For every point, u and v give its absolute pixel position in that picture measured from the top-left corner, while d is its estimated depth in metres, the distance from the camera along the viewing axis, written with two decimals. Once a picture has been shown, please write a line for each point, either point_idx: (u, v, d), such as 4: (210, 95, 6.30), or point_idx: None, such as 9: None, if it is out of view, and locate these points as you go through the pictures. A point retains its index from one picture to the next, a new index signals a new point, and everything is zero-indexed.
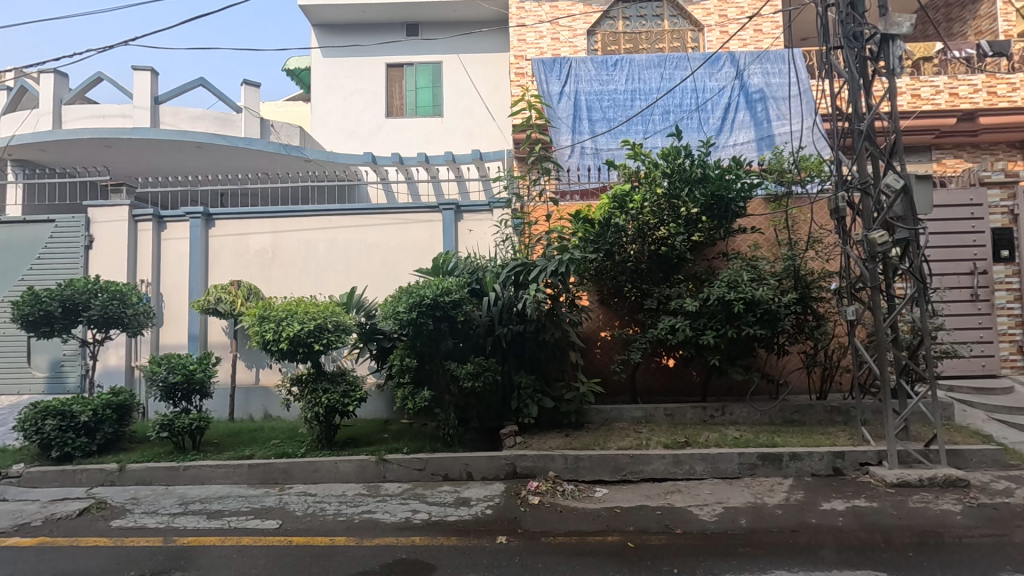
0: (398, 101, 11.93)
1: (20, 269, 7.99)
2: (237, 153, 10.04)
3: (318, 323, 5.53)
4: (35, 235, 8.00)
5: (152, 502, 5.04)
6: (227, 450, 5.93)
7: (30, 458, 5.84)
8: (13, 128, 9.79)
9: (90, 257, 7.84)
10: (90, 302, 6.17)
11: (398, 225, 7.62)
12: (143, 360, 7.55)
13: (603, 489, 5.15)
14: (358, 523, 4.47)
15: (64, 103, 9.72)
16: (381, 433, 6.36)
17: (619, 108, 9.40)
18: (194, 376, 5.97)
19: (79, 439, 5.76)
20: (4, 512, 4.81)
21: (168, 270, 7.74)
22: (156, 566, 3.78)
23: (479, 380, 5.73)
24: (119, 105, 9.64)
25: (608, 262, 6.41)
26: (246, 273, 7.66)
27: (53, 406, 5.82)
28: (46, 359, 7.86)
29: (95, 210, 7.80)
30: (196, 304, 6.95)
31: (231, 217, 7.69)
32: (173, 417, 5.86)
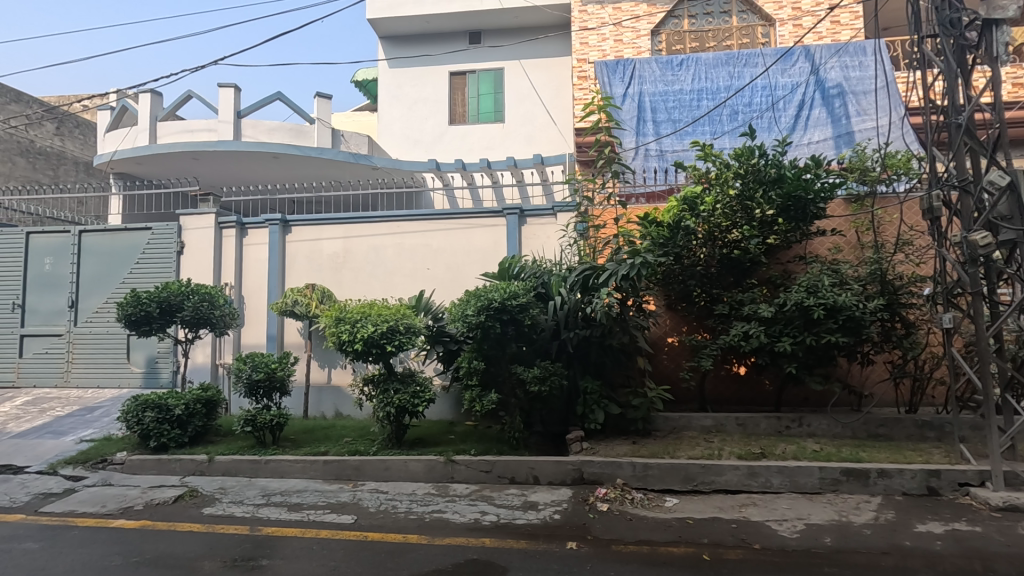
0: (461, 108, 12.14)
1: (121, 273, 8.71)
2: (310, 163, 10.53)
3: (390, 325, 5.73)
4: (135, 242, 8.71)
5: (238, 492, 5.36)
6: (304, 446, 6.22)
7: (131, 447, 6.34)
8: (115, 144, 10.69)
9: (181, 262, 8.45)
10: (184, 303, 6.65)
11: (463, 229, 7.75)
12: (226, 358, 8.03)
13: (673, 499, 5.00)
14: (429, 522, 4.56)
15: (158, 119, 10.53)
16: (448, 434, 6.48)
17: (685, 108, 9.19)
18: (275, 374, 6.32)
19: (173, 430, 6.19)
20: (111, 496, 5.25)
21: (249, 274, 8.20)
22: (244, 553, 4.01)
23: (545, 383, 5.73)
24: (206, 120, 10.33)
25: (676, 266, 6.26)
26: (319, 277, 7.99)
27: (152, 399, 6.29)
28: (143, 356, 8.52)
29: (187, 219, 8.40)
30: (275, 307, 7.31)
31: (306, 223, 8.07)
32: (256, 413, 6.20)
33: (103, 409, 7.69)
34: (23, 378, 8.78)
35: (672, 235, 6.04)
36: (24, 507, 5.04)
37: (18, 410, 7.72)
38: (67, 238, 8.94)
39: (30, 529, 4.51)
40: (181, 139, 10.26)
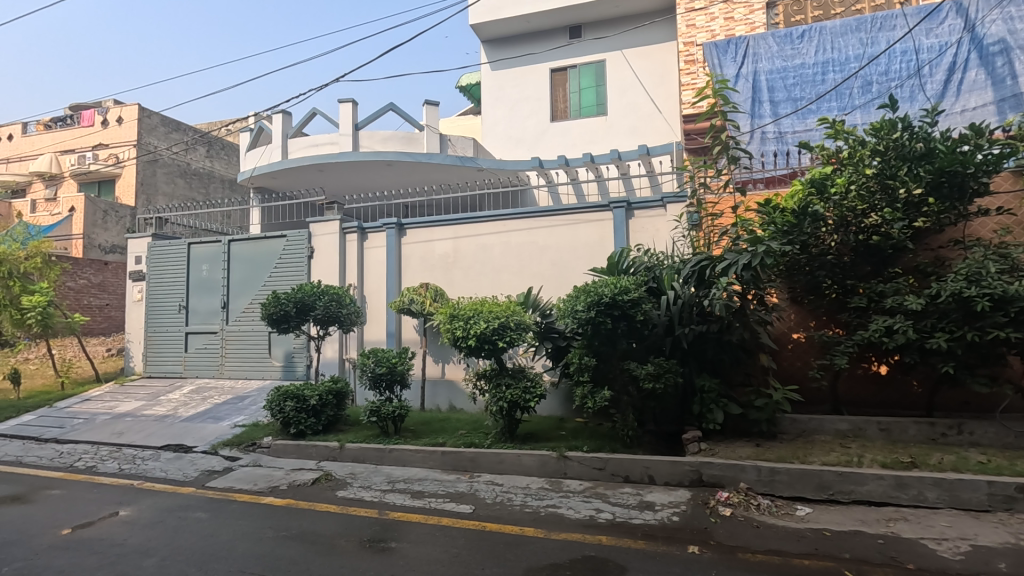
0: (563, 104, 12.10)
1: (263, 277, 9.72)
2: (421, 168, 11.05)
3: (501, 321, 5.84)
4: (272, 249, 9.67)
5: (366, 478, 5.76)
6: (422, 436, 6.54)
7: (275, 432, 7.06)
8: (255, 162, 11.96)
9: (312, 266, 9.26)
10: (316, 303, 7.28)
11: (568, 225, 7.72)
12: (352, 354, 8.69)
13: (806, 508, 4.62)
14: (544, 516, 4.60)
15: (289, 136, 11.61)
16: (559, 430, 6.49)
17: (808, 84, 8.46)
18: (396, 368, 6.72)
19: (309, 419, 6.82)
20: (261, 476, 5.89)
21: (370, 275, 8.79)
22: (374, 535, 4.31)
23: (660, 381, 5.55)
24: (329, 134, 11.20)
25: (803, 255, 5.77)
26: (431, 276, 8.37)
27: (291, 389, 6.95)
28: (282, 351, 9.48)
29: (315, 226, 9.19)
30: (393, 305, 7.74)
31: (419, 225, 8.49)
32: (380, 404, 6.63)
33: (251, 398, 8.65)
34: (188, 370, 10.13)
35: (799, 222, 5.56)
36: (194, 481, 5.81)
37: (186, 397, 8.93)
38: (219, 247, 10.15)
39: (199, 501, 5.19)
40: (309, 153, 11.23)
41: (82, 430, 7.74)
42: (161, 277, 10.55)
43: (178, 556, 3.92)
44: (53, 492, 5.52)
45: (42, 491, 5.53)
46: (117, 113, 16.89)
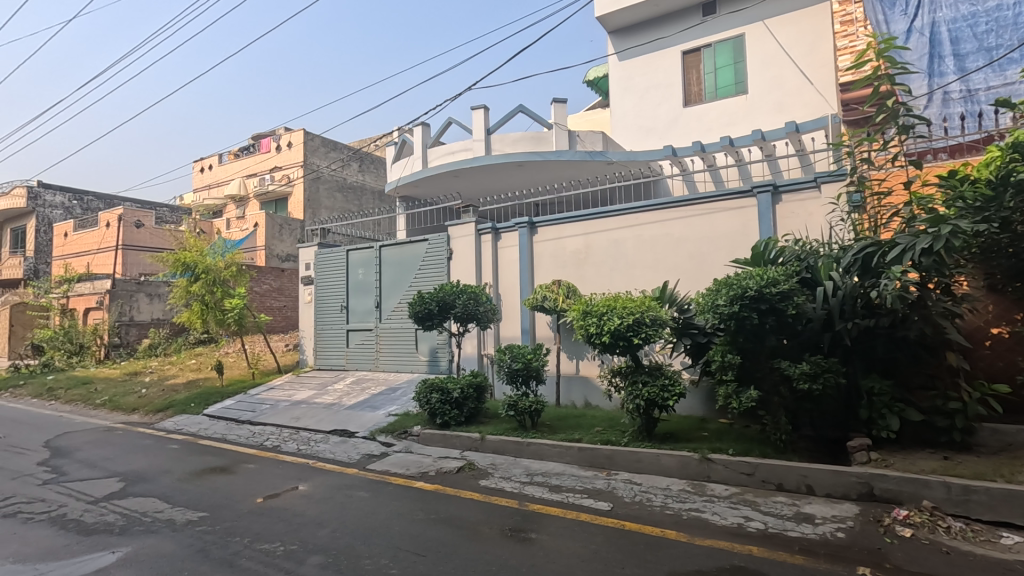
0: (697, 87, 11.44)
1: (409, 278, 10.54)
2: (551, 166, 11.16)
3: (636, 317, 5.69)
4: (416, 252, 10.43)
5: (506, 469, 5.98)
6: (558, 432, 6.62)
7: (423, 422, 7.61)
8: (400, 173, 12.99)
9: (451, 266, 9.81)
10: (455, 302, 7.71)
11: (706, 214, 7.28)
12: (489, 349, 9.06)
13: (1014, 536, 3.86)
14: (687, 520, 4.40)
15: (428, 146, 12.42)
16: (701, 430, 6.17)
17: (1006, 29, 7.14)
18: (531, 363, 6.90)
19: (453, 411, 7.27)
20: (413, 462, 6.40)
21: (504, 274, 9.09)
22: (515, 524, 4.46)
23: (817, 382, 5.02)
24: (463, 141, 11.78)
25: (1003, 235, 4.84)
26: (564, 272, 8.43)
27: (436, 382, 7.45)
28: (427, 346, 10.20)
29: (453, 229, 9.73)
30: (527, 302, 7.82)
31: (550, 223, 8.58)
32: (517, 398, 6.82)
33: (402, 389, 9.43)
34: (350, 363, 11.32)
35: (998, 194, 4.66)
36: (357, 464, 6.49)
37: (348, 387, 10.00)
38: (372, 252, 11.19)
39: (361, 481, 5.78)
40: (446, 160, 11.93)
41: (269, 414, 9.03)
42: (326, 281, 11.93)
43: (346, 530, 4.41)
44: (250, 466, 6.52)
45: (241, 464, 6.56)
46: (288, 138, 19.45)
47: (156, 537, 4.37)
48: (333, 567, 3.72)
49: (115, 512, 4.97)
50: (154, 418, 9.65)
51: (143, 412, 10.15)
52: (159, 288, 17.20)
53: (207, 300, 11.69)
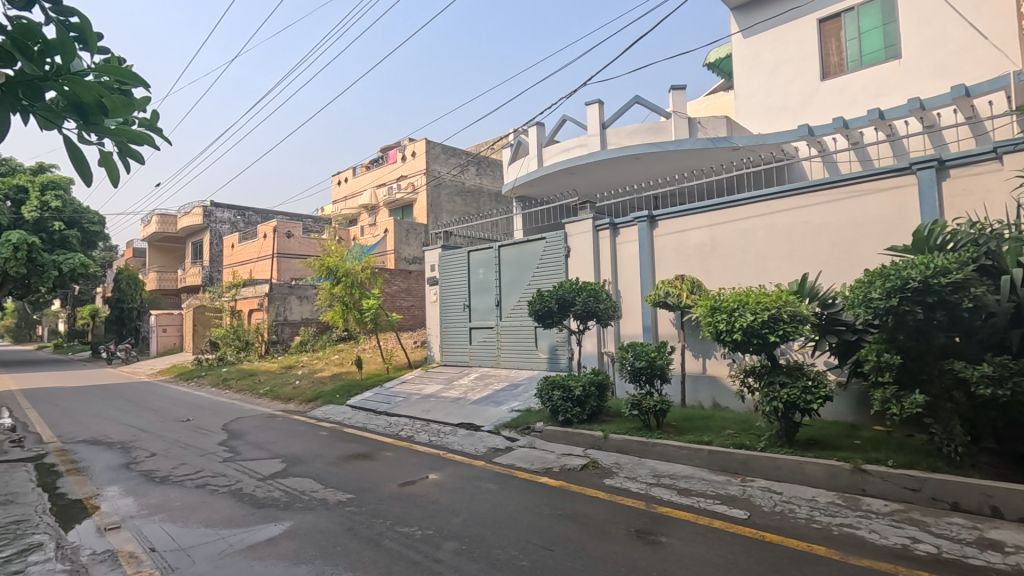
0: (837, 57, 10.32)
1: (528, 277, 10.72)
2: (671, 157, 10.70)
3: (772, 313, 5.28)
4: (535, 251, 10.58)
5: (631, 469, 5.85)
6: (686, 434, 6.33)
7: (545, 419, 7.72)
8: (517, 174, 13.25)
9: (569, 264, 9.83)
10: (575, 299, 7.70)
11: (853, 198, 6.54)
12: (609, 347, 8.95)
13: None
14: (838, 536, 3.99)
15: (543, 146, 12.55)
16: (851, 438, 5.56)
17: None
18: (655, 362, 6.69)
19: (574, 408, 7.28)
20: (536, 457, 6.51)
21: (624, 270, 8.91)
22: (643, 526, 4.35)
23: (1005, 387, 4.30)
24: (579, 137, 11.72)
25: None
26: (687, 267, 8.05)
27: (558, 379, 7.54)
28: (547, 344, 10.31)
29: (570, 226, 9.74)
30: (649, 298, 7.48)
31: (671, 216, 8.25)
32: (641, 397, 6.64)
33: (524, 386, 9.64)
34: (473, 360, 11.79)
35: None
36: (484, 456, 6.75)
37: (472, 382, 10.44)
38: (492, 253, 11.54)
39: (489, 474, 6.00)
40: (562, 158, 11.96)
41: (402, 406, 9.70)
42: (449, 281, 12.52)
43: (477, 519, 4.60)
44: (388, 454, 7.05)
45: (381, 452, 7.12)
46: (412, 148, 20.73)
47: (313, 513, 4.88)
48: (467, 554, 3.90)
49: (280, 489, 5.65)
50: (306, 407, 10.81)
51: (297, 401, 11.42)
52: (307, 291, 19.25)
53: (347, 301, 12.83)
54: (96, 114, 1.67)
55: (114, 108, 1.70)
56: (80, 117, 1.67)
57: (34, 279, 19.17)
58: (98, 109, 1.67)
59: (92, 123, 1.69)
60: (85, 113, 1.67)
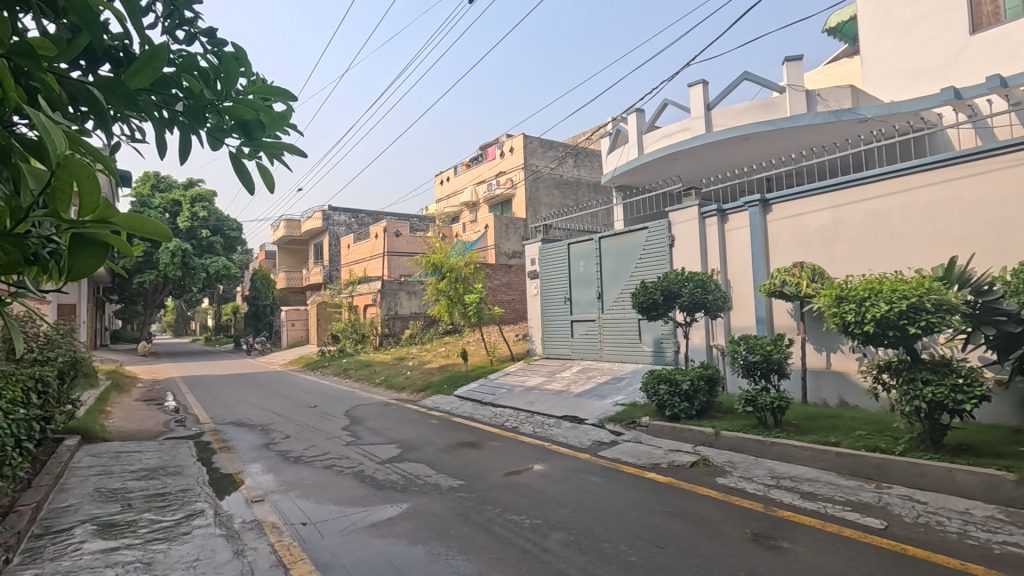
0: (991, 6, 8.90)
1: (630, 268, 10.48)
2: (786, 135, 9.89)
3: (911, 302, 4.71)
4: (637, 241, 10.32)
5: (746, 469, 5.53)
6: (809, 433, 5.87)
7: (651, 414, 7.52)
8: (616, 163, 12.98)
9: (674, 254, 9.48)
10: (682, 290, 7.39)
11: (1014, 167, 5.64)
12: (719, 340, 8.51)
13: None
14: (1001, 556, 3.49)
15: (643, 133, 12.17)
16: (1015, 444, 4.84)
17: None
18: (772, 356, 6.26)
19: (682, 403, 7.03)
20: (643, 452, 6.36)
21: (734, 258, 8.41)
22: (762, 529, 4.10)
23: None
24: (682, 121, 11.22)
25: None
26: (807, 253, 7.44)
27: (664, 373, 7.33)
28: (652, 337, 10.03)
29: (674, 214, 9.40)
30: (762, 288, 6.97)
31: (787, 199, 7.66)
32: (756, 393, 6.24)
33: (627, 379, 9.47)
34: (575, 352, 11.77)
35: None
36: (589, 449, 6.72)
37: (575, 375, 10.43)
38: (592, 245, 11.43)
39: (594, 467, 5.97)
40: (664, 144, 11.53)
41: (507, 397, 9.93)
42: (550, 274, 12.57)
43: (584, 511, 4.60)
44: (494, 443, 7.26)
45: (488, 441, 7.36)
46: (510, 144, 21.02)
47: (427, 497, 5.16)
48: (575, 545, 3.92)
49: (397, 473, 6.03)
50: (417, 397, 11.43)
51: (409, 391, 12.11)
52: (415, 286, 20.30)
53: (452, 295, 13.35)
54: (257, 130, 1.65)
55: (272, 125, 1.69)
56: (245, 135, 1.68)
57: (188, 280, 22.05)
58: (261, 125, 1.68)
59: (258, 139, 1.70)
60: (248, 130, 1.66)
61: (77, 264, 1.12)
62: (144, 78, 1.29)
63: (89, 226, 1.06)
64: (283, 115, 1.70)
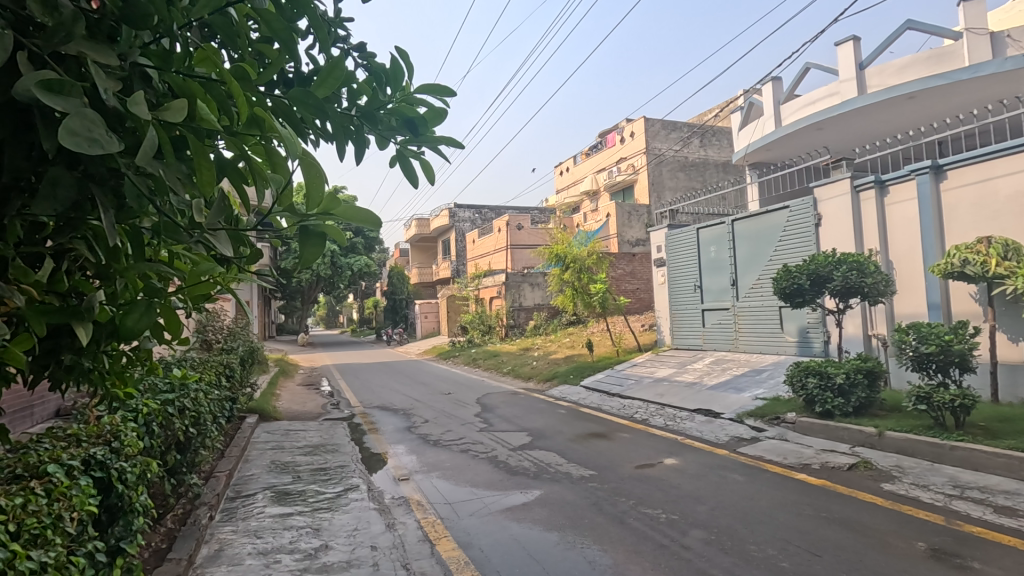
0: None
1: (769, 252, 9.67)
2: (964, 88, 8.42)
3: None
4: (776, 222, 9.50)
5: (920, 475, 4.85)
6: (1002, 438, 5.00)
7: (799, 409, 6.90)
8: (749, 138, 12.02)
9: (821, 233, 8.59)
10: (833, 274, 6.64)
11: None
12: (880, 330, 7.55)
13: None
14: None
15: (781, 103, 11.15)
16: None
17: None
18: (951, 347, 5.41)
19: (836, 399, 6.37)
20: (790, 451, 5.85)
21: (897, 235, 7.40)
22: (943, 545, 3.57)
23: None
24: (827, 85, 10.08)
25: None
26: (995, 225, 6.31)
27: (813, 365, 6.70)
28: (796, 326, 9.19)
29: (821, 190, 8.52)
30: (936, 269, 6.03)
31: (967, 164, 6.56)
32: (930, 390, 5.44)
33: (768, 372, 8.77)
34: (707, 343, 11.16)
35: None
36: (727, 445, 6.34)
37: (708, 366, 9.89)
38: (724, 228, 10.73)
39: (734, 464, 5.61)
40: (806, 113, 10.45)
41: (635, 388, 9.71)
42: (678, 261, 12.02)
43: (725, 510, 4.35)
44: (624, 435, 7.15)
45: (617, 433, 7.25)
46: (631, 129, 20.40)
47: (559, 485, 5.22)
48: (717, 545, 3.72)
49: (529, 460, 6.18)
50: (544, 386, 11.62)
51: (536, 380, 12.35)
52: (538, 278, 20.62)
53: (576, 285, 13.30)
54: (423, 128, 1.57)
55: (435, 120, 1.58)
56: (411, 132, 1.58)
57: (337, 278, 24.51)
58: (425, 122, 1.57)
59: (423, 137, 1.59)
60: (413, 128, 1.58)
61: (306, 254, 1.09)
62: (331, 89, 1.19)
63: (313, 219, 1.07)
64: (443, 109, 1.60)
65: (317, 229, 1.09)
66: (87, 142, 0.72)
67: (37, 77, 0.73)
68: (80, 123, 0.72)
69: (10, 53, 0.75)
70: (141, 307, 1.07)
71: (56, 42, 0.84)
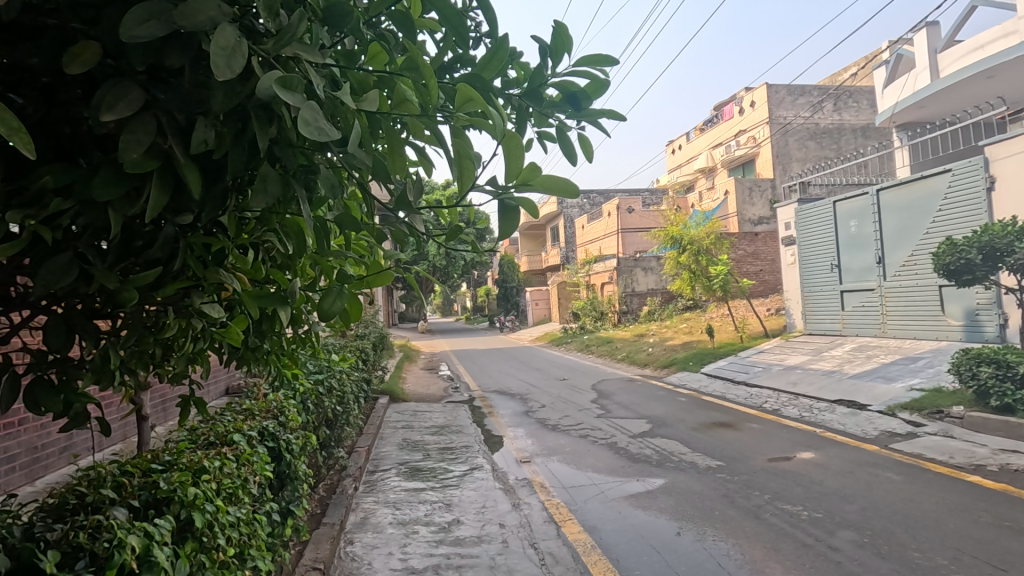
0: None
1: (925, 223, 8.51)
2: None
3: None
4: (935, 188, 8.30)
5: None
6: None
7: (967, 402, 6.02)
8: (897, 95, 10.57)
9: (995, 198, 7.39)
10: (1014, 247, 5.62)
11: None
12: None
13: None
14: None
15: (938, 51, 9.77)
16: None
17: None
18: None
19: (1019, 391, 5.46)
20: (958, 449, 5.12)
21: None
22: None
23: None
24: (1002, 25, 8.60)
25: None
26: None
27: (987, 352, 5.86)
28: (961, 307, 7.99)
29: (994, 147, 7.34)
30: None
31: None
32: None
33: (926, 360, 7.75)
34: (847, 328, 10.11)
35: None
36: (877, 440, 5.71)
37: (849, 354, 8.95)
38: (868, 200, 9.62)
39: (888, 461, 5.03)
40: (973, 59, 9.04)
41: (763, 376, 9.08)
42: (810, 238, 10.98)
43: (879, 512, 3.92)
44: (753, 425, 6.72)
45: (745, 423, 6.84)
46: (750, 99, 18.79)
47: (685, 475, 5.03)
48: (872, 549, 3.37)
49: (651, 448, 6.02)
50: (662, 373, 11.28)
51: (652, 367, 12.01)
52: (651, 262, 19.99)
53: (694, 268, 12.67)
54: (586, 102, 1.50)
55: (598, 92, 1.51)
56: (573, 108, 1.52)
57: (451, 269, 25.56)
58: (588, 95, 1.51)
59: (585, 111, 1.54)
60: (575, 103, 1.51)
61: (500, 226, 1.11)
62: (497, 70, 1.18)
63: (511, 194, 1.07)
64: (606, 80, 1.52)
65: (512, 202, 1.09)
66: (318, 131, 0.80)
67: (273, 75, 0.79)
68: (310, 113, 0.80)
69: (246, 57, 0.81)
70: (333, 292, 1.23)
71: (283, 46, 0.86)
